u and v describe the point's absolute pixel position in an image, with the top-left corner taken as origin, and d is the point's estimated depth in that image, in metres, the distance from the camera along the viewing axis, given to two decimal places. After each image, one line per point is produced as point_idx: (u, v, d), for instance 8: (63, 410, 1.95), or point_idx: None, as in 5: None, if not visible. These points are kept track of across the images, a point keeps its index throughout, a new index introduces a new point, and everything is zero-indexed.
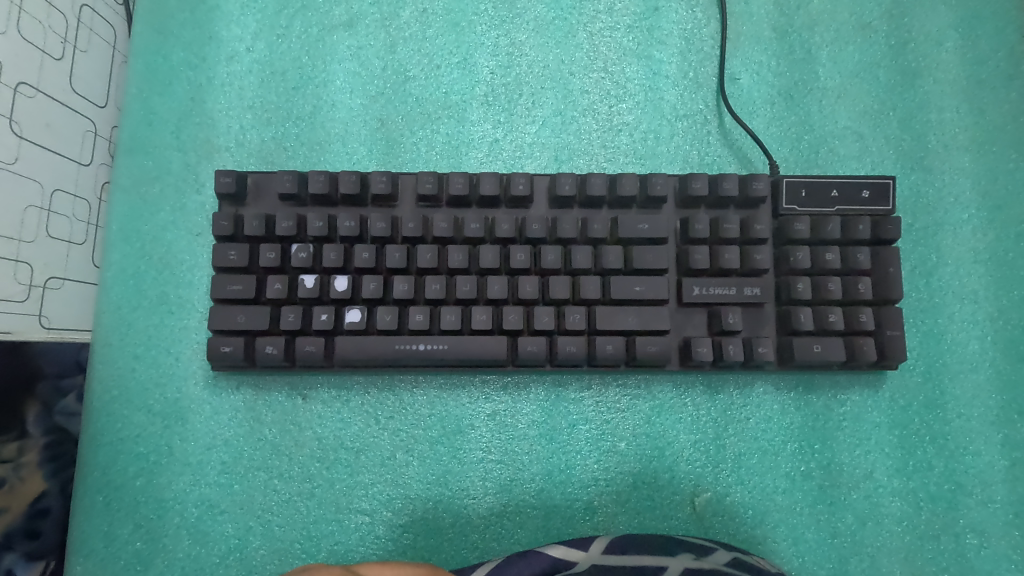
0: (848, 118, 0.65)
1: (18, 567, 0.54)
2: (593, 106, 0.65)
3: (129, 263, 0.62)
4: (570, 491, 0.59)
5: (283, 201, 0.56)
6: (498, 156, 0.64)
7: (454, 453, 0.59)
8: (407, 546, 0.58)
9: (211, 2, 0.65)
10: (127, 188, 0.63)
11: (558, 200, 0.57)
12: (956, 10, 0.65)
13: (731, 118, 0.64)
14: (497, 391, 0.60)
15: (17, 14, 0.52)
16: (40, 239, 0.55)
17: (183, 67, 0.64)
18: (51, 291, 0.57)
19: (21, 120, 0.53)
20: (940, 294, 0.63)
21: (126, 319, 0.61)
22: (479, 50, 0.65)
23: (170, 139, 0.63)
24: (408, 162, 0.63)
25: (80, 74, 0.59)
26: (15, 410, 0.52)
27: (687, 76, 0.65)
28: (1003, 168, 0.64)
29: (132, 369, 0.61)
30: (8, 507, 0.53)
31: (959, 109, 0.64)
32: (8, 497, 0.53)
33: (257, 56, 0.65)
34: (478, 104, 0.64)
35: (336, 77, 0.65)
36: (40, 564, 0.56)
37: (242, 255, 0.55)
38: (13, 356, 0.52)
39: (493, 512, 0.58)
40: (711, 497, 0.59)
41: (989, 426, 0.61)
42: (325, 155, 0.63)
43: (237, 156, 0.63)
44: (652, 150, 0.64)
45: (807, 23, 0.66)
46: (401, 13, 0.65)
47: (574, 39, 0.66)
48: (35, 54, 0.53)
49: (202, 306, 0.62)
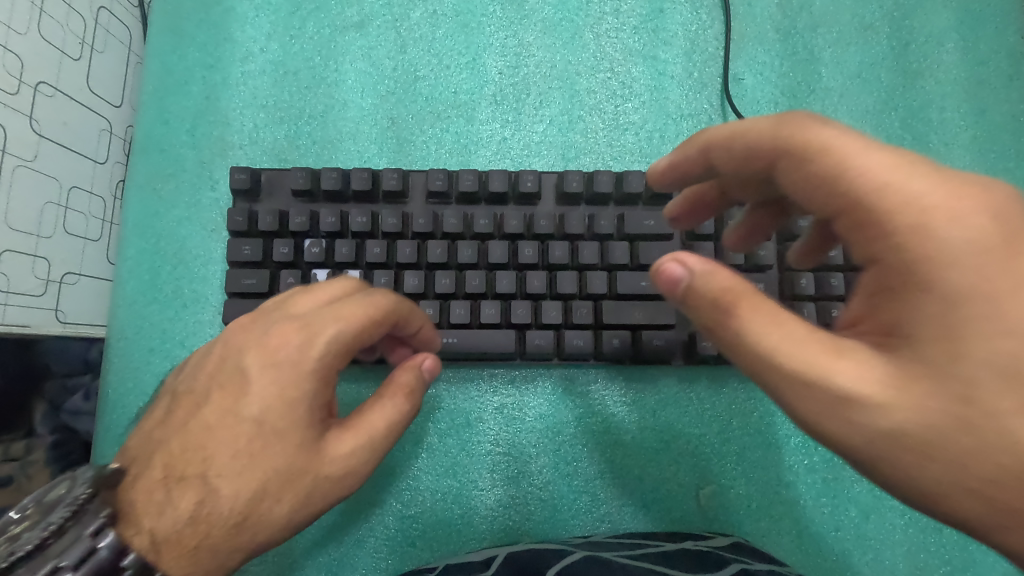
0: (850, 117, 0.66)
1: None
2: (600, 105, 0.66)
3: (144, 259, 0.63)
4: (576, 484, 0.59)
5: (296, 197, 0.58)
6: (507, 154, 0.65)
7: (462, 445, 0.60)
8: (416, 537, 0.59)
9: (225, 3, 0.67)
10: (142, 186, 0.64)
11: (565, 197, 0.58)
12: (956, 12, 0.66)
13: (735, 117, 0.65)
14: (505, 385, 0.61)
15: (39, 15, 0.53)
16: (57, 235, 0.56)
17: (198, 67, 0.66)
18: (68, 286, 0.58)
19: (40, 119, 0.54)
20: None
21: (141, 313, 0.63)
22: (487, 51, 0.66)
23: (185, 137, 0.65)
24: (418, 160, 0.65)
25: (96, 75, 0.60)
26: (24, 411, 0.55)
27: (692, 76, 0.66)
28: (1003, 167, 0.65)
29: (147, 363, 0.62)
30: (18, 504, 0.53)
31: (960, 109, 0.65)
32: (15, 495, 0.53)
33: (271, 56, 0.66)
34: (486, 103, 0.66)
35: (347, 77, 0.66)
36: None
37: (256, 250, 0.56)
38: (21, 358, 0.54)
39: (501, 504, 0.59)
40: (716, 490, 0.60)
41: None
42: (337, 153, 0.65)
43: (251, 154, 0.65)
44: (657, 149, 0.65)
45: (809, 24, 0.67)
46: (412, 15, 0.67)
47: (580, 40, 0.67)
48: (54, 55, 0.55)
49: (216, 301, 0.63)
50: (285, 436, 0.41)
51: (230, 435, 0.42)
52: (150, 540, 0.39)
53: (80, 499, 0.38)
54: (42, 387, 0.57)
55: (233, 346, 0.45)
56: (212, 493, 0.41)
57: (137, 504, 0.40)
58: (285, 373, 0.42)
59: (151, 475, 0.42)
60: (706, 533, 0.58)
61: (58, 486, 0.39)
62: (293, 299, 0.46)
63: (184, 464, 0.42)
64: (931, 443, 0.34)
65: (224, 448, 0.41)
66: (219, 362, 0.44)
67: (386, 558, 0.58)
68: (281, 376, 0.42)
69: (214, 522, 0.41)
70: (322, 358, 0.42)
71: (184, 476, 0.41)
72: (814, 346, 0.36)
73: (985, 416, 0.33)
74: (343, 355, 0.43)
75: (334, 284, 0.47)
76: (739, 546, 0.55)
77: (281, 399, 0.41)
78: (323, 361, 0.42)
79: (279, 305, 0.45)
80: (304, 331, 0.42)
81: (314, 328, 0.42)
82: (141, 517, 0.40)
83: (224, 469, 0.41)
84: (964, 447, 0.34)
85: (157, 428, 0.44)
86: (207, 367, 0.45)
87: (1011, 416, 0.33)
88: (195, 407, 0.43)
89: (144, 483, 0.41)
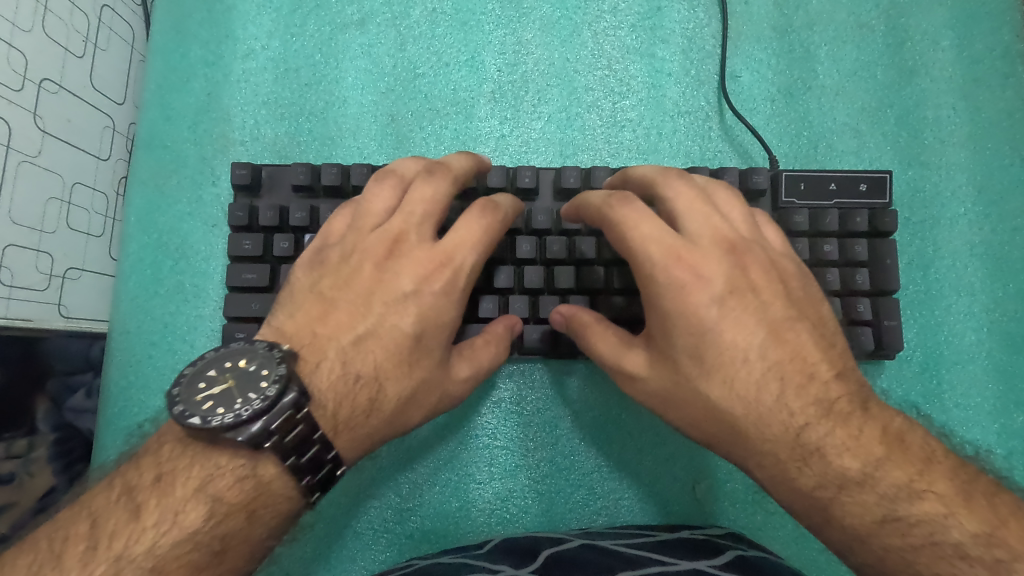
0: (846, 114, 0.66)
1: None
2: (598, 103, 0.67)
3: (146, 254, 0.64)
4: (574, 478, 0.60)
5: (296, 192, 0.58)
6: (505, 151, 0.65)
7: (460, 439, 0.60)
8: (414, 529, 0.59)
9: (227, 2, 0.67)
10: (144, 182, 0.65)
11: (563, 193, 0.58)
12: (952, 11, 0.67)
13: (732, 114, 0.66)
14: (503, 380, 0.61)
15: (43, 14, 0.54)
16: (60, 230, 0.57)
17: (200, 65, 0.66)
18: (70, 281, 0.59)
19: (44, 115, 0.55)
20: (936, 286, 0.64)
21: (143, 307, 0.63)
22: (486, 48, 0.67)
23: (187, 134, 0.65)
24: (418, 157, 0.65)
25: (100, 73, 0.61)
26: (27, 407, 0.54)
27: (689, 73, 0.67)
28: (998, 164, 0.65)
29: (148, 356, 0.63)
30: (17, 501, 0.54)
31: (955, 106, 0.66)
32: (15, 492, 0.54)
33: (272, 54, 0.67)
34: (485, 100, 0.66)
35: (347, 75, 0.67)
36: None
37: (257, 244, 0.56)
38: (24, 352, 0.54)
39: (498, 497, 0.60)
40: (712, 484, 0.60)
41: (986, 415, 0.62)
42: (337, 150, 0.65)
43: (252, 150, 0.65)
44: (654, 145, 0.66)
45: (805, 22, 0.67)
46: (412, 13, 0.68)
47: (578, 38, 0.67)
48: (58, 52, 0.56)
49: (217, 295, 0.64)
50: (433, 353, 0.50)
51: (391, 345, 0.49)
52: (333, 421, 0.46)
53: (281, 375, 0.43)
54: (45, 384, 0.56)
55: (383, 265, 0.51)
56: (381, 392, 0.48)
57: (319, 389, 0.46)
58: (439, 302, 0.50)
59: (323, 370, 0.47)
60: (702, 526, 0.59)
61: (253, 360, 0.44)
62: (418, 213, 0.51)
63: (356, 365, 0.48)
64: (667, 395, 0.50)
65: (387, 356, 0.49)
66: (372, 277, 0.51)
67: (384, 551, 0.59)
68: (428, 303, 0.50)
69: (381, 419, 0.48)
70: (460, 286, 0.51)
71: (360, 377, 0.48)
72: (606, 345, 0.52)
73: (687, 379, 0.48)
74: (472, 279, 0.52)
75: (435, 182, 0.52)
76: (733, 535, 0.56)
77: (434, 320, 0.50)
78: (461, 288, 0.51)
79: (412, 223, 0.51)
80: (445, 259, 0.50)
81: (454, 257, 0.50)
82: (326, 405, 0.46)
83: (390, 374, 0.49)
84: (676, 394, 0.49)
85: (316, 325, 0.49)
86: (357, 280, 0.51)
87: (700, 380, 0.47)
88: (356, 316, 0.50)
89: (322, 373, 0.47)
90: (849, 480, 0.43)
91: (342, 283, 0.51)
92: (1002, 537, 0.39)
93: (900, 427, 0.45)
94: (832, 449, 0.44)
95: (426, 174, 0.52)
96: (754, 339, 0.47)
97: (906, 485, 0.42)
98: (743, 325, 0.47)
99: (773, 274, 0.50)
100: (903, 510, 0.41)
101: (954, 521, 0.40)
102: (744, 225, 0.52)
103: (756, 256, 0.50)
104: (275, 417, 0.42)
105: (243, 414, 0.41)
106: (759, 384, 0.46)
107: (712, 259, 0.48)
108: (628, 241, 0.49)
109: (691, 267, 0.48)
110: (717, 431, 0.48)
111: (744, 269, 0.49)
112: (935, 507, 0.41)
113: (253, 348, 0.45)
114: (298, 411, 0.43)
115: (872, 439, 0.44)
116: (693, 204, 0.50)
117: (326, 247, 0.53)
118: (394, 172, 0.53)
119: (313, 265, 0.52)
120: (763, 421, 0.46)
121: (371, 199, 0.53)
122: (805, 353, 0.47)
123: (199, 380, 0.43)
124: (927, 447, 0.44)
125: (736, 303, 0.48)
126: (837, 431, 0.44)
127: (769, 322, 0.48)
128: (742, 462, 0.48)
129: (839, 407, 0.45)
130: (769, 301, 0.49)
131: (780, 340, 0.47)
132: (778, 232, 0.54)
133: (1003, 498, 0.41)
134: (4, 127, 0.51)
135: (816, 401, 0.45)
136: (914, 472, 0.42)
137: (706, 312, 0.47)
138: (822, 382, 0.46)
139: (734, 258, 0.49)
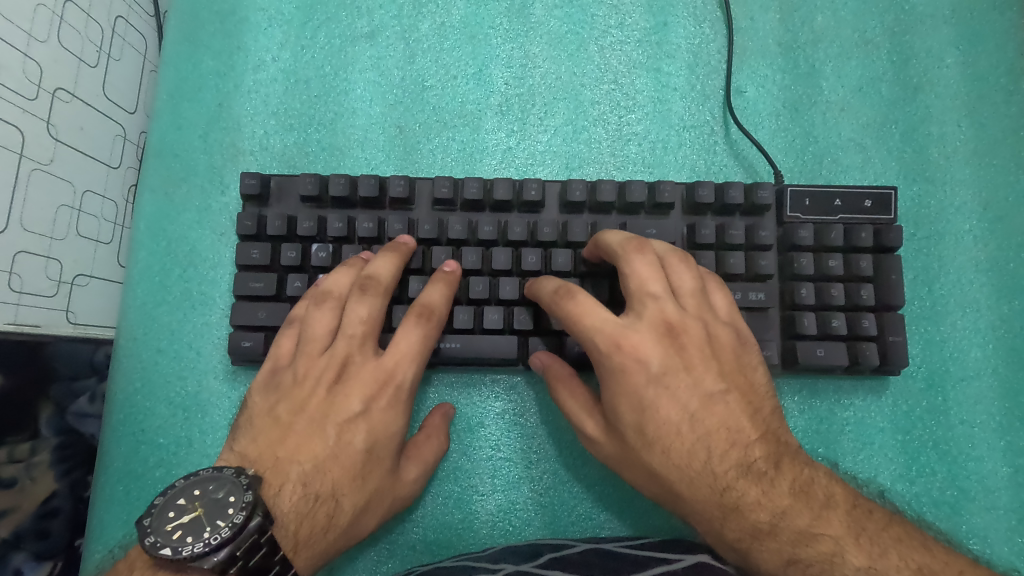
0: (851, 130, 0.67)
1: (27, 566, 0.54)
2: (604, 116, 0.67)
3: (155, 261, 0.64)
4: (576, 490, 0.60)
5: (304, 202, 0.58)
6: (512, 163, 0.66)
7: (464, 450, 0.60)
8: (417, 540, 0.59)
9: (240, 13, 0.68)
10: (155, 190, 0.65)
11: (569, 205, 0.59)
12: (956, 28, 0.67)
13: (737, 129, 0.66)
14: (507, 391, 0.61)
15: (58, 23, 0.55)
16: (70, 237, 0.57)
17: (211, 75, 0.67)
18: (78, 288, 0.59)
19: (57, 124, 0.55)
20: (942, 302, 0.64)
21: (151, 314, 0.64)
22: (493, 62, 0.68)
23: (197, 143, 0.66)
24: (424, 168, 0.66)
25: (113, 82, 0.62)
26: (26, 412, 0.53)
27: (695, 88, 0.67)
28: (1004, 181, 0.65)
29: (155, 362, 0.63)
30: (18, 506, 0.53)
31: (960, 123, 0.66)
32: (16, 497, 0.53)
33: (282, 65, 0.68)
34: (493, 112, 0.67)
35: (356, 86, 0.67)
36: (48, 565, 0.56)
37: (264, 254, 0.57)
38: (26, 357, 0.53)
39: (501, 509, 0.59)
40: None
41: (992, 432, 0.62)
42: (345, 160, 0.66)
43: (261, 160, 0.66)
44: (660, 159, 0.66)
45: (810, 39, 0.68)
46: (421, 26, 0.68)
47: (586, 52, 0.68)
48: (73, 62, 0.56)
49: (224, 303, 0.64)
50: (384, 463, 0.53)
51: (347, 463, 0.51)
52: (293, 540, 0.48)
53: (248, 501, 0.45)
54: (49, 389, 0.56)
55: (332, 389, 0.54)
56: (338, 507, 0.50)
57: (280, 512, 0.48)
58: (380, 417, 0.53)
59: (286, 493, 0.49)
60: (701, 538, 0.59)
61: (222, 487, 0.46)
62: (357, 334, 0.54)
63: (315, 484, 0.50)
64: (622, 461, 0.53)
65: (343, 473, 0.51)
66: (323, 401, 0.53)
67: (387, 561, 0.59)
68: (372, 418, 0.53)
69: (339, 532, 0.51)
70: (401, 398, 0.54)
71: (319, 495, 0.50)
72: (574, 404, 0.55)
73: (647, 451, 0.51)
74: (412, 390, 0.54)
75: (368, 302, 0.54)
76: None
77: (384, 434, 0.53)
78: (401, 398, 0.54)
79: (355, 344, 0.54)
80: (380, 375, 0.53)
81: (392, 371, 0.53)
82: (287, 526, 0.48)
83: (346, 489, 0.51)
84: (630, 463, 0.53)
85: (277, 448, 0.51)
86: (310, 403, 0.53)
87: (651, 456, 0.51)
88: (313, 438, 0.52)
89: (285, 497, 0.49)
90: (760, 530, 0.48)
91: (297, 408, 0.53)
92: (883, 569, 0.46)
93: (806, 478, 0.50)
94: (746, 505, 0.49)
95: (359, 292, 0.54)
96: (686, 413, 0.50)
97: (807, 528, 0.47)
98: (677, 400, 0.51)
99: (708, 349, 0.52)
100: (803, 553, 0.47)
101: (842, 558, 0.46)
102: (691, 300, 0.54)
103: (692, 334, 0.52)
104: (240, 543, 0.44)
105: (210, 544, 0.44)
106: (694, 449, 0.50)
107: (649, 343, 0.51)
108: (578, 328, 0.52)
109: (633, 353, 0.51)
110: (659, 491, 0.52)
111: (681, 349, 0.52)
112: (827, 546, 0.47)
113: (221, 475, 0.47)
114: (263, 534, 0.45)
115: (781, 491, 0.49)
116: (643, 284, 0.53)
117: (280, 368, 0.55)
118: (329, 293, 0.55)
119: (269, 389, 0.54)
120: (695, 484, 0.50)
121: (313, 321, 0.55)
122: (731, 422, 0.51)
123: (170, 508, 0.46)
124: (827, 493, 0.49)
125: (671, 383, 0.51)
126: (751, 490, 0.49)
127: (699, 396, 0.51)
128: (684, 517, 0.52)
129: (755, 466, 0.49)
130: (702, 375, 0.52)
131: (709, 413, 0.51)
132: (727, 298, 0.56)
133: (891, 532, 0.48)
134: (17, 135, 0.52)
135: (736, 464, 0.49)
136: (813, 516, 0.48)
137: (645, 392, 0.50)
138: (744, 446, 0.50)
139: (672, 339, 0.52)
